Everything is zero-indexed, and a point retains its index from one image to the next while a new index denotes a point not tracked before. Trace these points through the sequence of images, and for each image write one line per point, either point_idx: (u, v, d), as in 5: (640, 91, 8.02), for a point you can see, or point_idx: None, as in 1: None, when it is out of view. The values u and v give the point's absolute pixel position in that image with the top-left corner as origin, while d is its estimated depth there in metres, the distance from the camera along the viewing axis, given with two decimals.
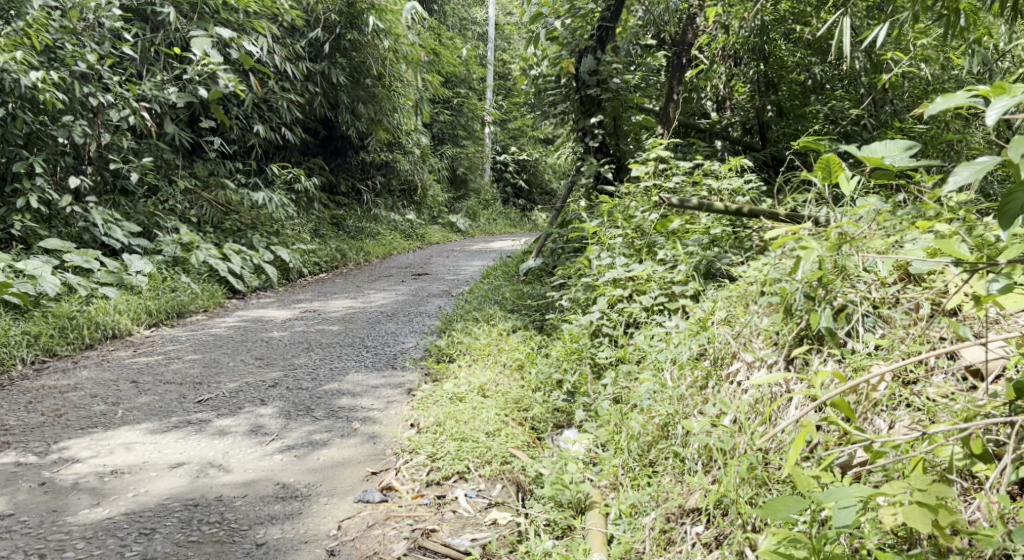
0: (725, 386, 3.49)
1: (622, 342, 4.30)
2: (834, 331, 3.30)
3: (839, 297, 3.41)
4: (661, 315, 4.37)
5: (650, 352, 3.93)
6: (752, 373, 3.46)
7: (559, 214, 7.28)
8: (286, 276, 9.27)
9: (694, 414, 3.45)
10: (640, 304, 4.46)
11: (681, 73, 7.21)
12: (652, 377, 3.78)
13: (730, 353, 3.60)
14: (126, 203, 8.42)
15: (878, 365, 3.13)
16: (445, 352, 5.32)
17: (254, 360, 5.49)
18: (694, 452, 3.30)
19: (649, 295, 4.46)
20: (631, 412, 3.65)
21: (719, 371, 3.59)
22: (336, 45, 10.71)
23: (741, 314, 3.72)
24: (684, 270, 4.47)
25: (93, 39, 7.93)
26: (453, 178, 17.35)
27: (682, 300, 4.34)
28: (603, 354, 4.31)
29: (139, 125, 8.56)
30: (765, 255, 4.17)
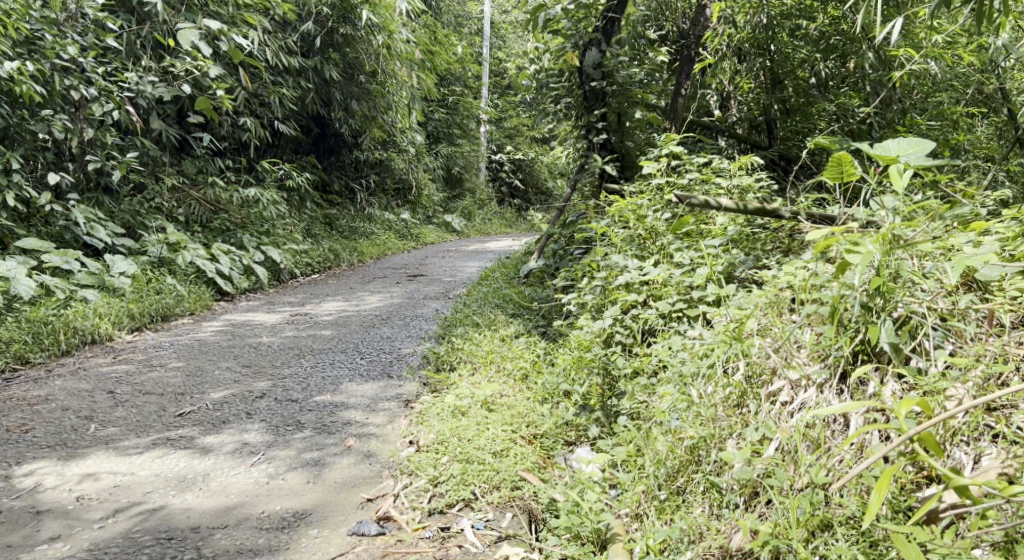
0: (767, 405, 3.24)
1: (638, 352, 4.03)
2: (898, 347, 3.10)
3: (901, 308, 3.18)
4: (679, 322, 4.10)
5: (672, 364, 3.63)
6: (797, 393, 3.22)
7: (561, 213, 6.98)
8: (278, 277, 8.94)
9: (732, 439, 3.20)
10: (657, 311, 4.16)
11: (689, 68, 6.94)
12: (678, 392, 3.48)
13: (770, 369, 3.33)
14: (109, 202, 8.09)
15: (958, 389, 2.94)
16: (445, 360, 5.02)
17: (240, 368, 5.15)
18: (732, 482, 3.07)
19: (666, 300, 4.17)
20: (656, 431, 3.37)
21: (758, 390, 3.31)
22: (328, 40, 10.38)
23: (777, 324, 3.43)
24: (703, 274, 4.18)
25: (75, 30, 7.60)
26: (448, 176, 17.02)
27: (703, 306, 4.04)
28: (618, 364, 4.00)
29: (124, 120, 8.23)
30: (792, 259, 3.89)
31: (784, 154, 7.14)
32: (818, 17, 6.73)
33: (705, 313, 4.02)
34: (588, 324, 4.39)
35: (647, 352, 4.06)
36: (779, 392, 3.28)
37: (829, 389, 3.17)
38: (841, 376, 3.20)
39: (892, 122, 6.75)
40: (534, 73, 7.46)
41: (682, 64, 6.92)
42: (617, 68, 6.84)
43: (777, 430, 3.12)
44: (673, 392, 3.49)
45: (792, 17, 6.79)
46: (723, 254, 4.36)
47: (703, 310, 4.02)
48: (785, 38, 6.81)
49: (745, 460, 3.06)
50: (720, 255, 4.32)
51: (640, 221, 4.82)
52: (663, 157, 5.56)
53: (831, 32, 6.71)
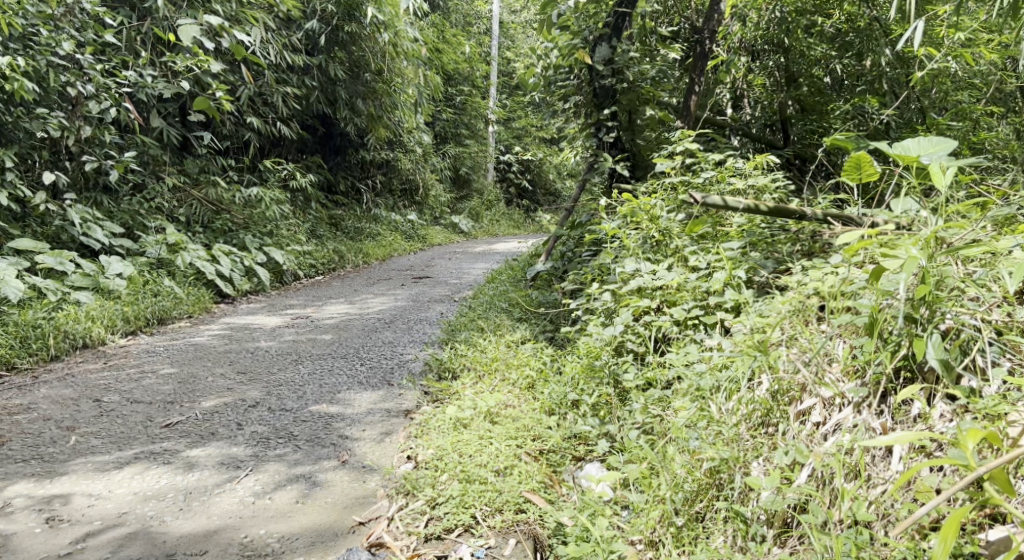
0: (796, 426, 3.05)
1: (652, 361, 3.81)
2: (949, 365, 2.89)
3: (950, 318, 2.97)
4: (696, 330, 3.87)
5: (693, 377, 3.44)
6: (831, 412, 3.03)
7: (570, 215, 6.77)
8: (280, 279, 8.74)
9: (756, 463, 3.01)
10: (671, 317, 3.94)
11: (703, 64, 6.72)
12: (697, 408, 3.28)
13: (799, 385, 3.14)
14: (107, 201, 7.89)
15: (1020, 414, 2.72)
16: (447, 368, 4.79)
17: (235, 375, 4.96)
18: (758, 512, 2.89)
19: (681, 307, 3.94)
20: (673, 450, 3.17)
21: (784, 405, 3.14)
22: (334, 38, 10.17)
23: (806, 334, 3.24)
24: (720, 279, 3.94)
25: (73, 25, 7.38)
26: (455, 177, 16.81)
27: (722, 313, 3.81)
28: (630, 376, 3.79)
29: (122, 118, 8.02)
30: (818, 264, 3.66)
31: (800, 154, 6.91)
32: (834, 13, 6.54)
33: (723, 321, 3.79)
34: (598, 331, 4.16)
35: (661, 362, 3.84)
36: (809, 410, 3.10)
37: (867, 410, 2.98)
38: (881, 397, 3.01)
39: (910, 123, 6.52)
40: (544, 69, 7.19)
41: (696, 61, 6.72)
42: (628, 64, 6.61)
43: (810, 454, 2.92)
44: (692, 408, 3.30)
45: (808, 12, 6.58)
46: (742, 257, 4.12)
47: (721, 317, 3.79)
48: (800, 34, 6.56)
49: (774, 488, 2.87)
50: (738, 258, 4.09)
51: (653, 222, 4.58)
52: (678, 156, 5.35)
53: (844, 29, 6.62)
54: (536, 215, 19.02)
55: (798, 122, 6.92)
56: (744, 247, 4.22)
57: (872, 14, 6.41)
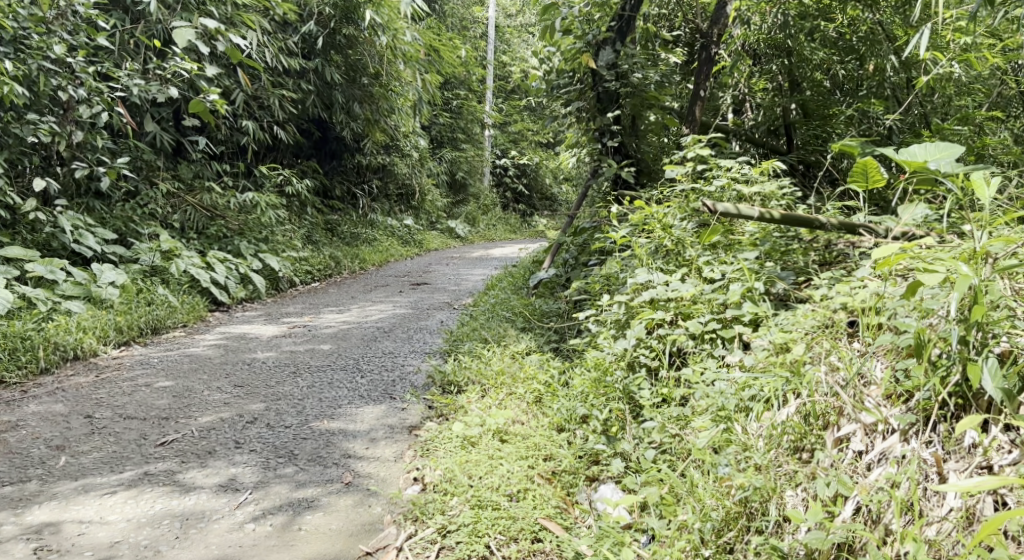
0: (831, 452, 3.02)
1: (667, 376, 3.71)
2: (1010, 393, 2.81)
3: (1003, 341, 2.91)
4: (712, 344, 3.76)
5: (711, 393, 3.43)
6: (871, 439, 3.00)
7: (572, 222, 6.66)
8: (276, 286, 8.59)
9: (791, 491, 2.98)
10: (687, 331, 3.83)
11: (709, 68, 6.65)
12: (723, 430, 3.26)
13: (836, 409, 3.11)
14: (100, 208, 7.74)
15: None
16: (451, 381, 4.65)
17: (231, 388, 4.81)
18: (796, 545, 2.86)
19: (697, 320, 3.83)
20: (697, 476, 3.15)
21: (815, 427, 3.13)
22: (331, 41, 10.02)
23: (837, 354, 3.23)
24: (736, 291, 3.83)
25: (65, 28, 7.23)
26: (451, 182, 16.66)
27: (740, 326, 3.71)
28: (644, 393, 3.67)
29: (115, 123, 7.87)
30: (845, 280, 3.58)
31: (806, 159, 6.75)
32: (837, 19, 6.41)
33: (742, 336, 3.68)
34: (608, 344, 4.03)
35: (677, 376, 3.73)
36: (849, 435, 3.06)
37: (916, 438, 2.93)
38: (925, 421, 2.97)
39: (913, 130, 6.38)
40: (546, 73, 7.02)
41: (702, 65, 6.64)
42: (632, 69, 6.47)
43: (854, 487, 2.89)
44: (715, 430, 3.28)
45: (810, 17, 6.40)
46: (759, 267, 4.03)
47: (739, 331, 3.68)
48: (802, 41, 6.38)
49: (817, 523, 2.83)
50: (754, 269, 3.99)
51: (666, 231, 4.44)
52: (689, 162, 5.24)
53: (846, 33, 6.46)
54: (532, 219, 18.87)
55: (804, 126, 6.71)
56: (759, 258, 4.11)
57: (874, 19, 6.31)
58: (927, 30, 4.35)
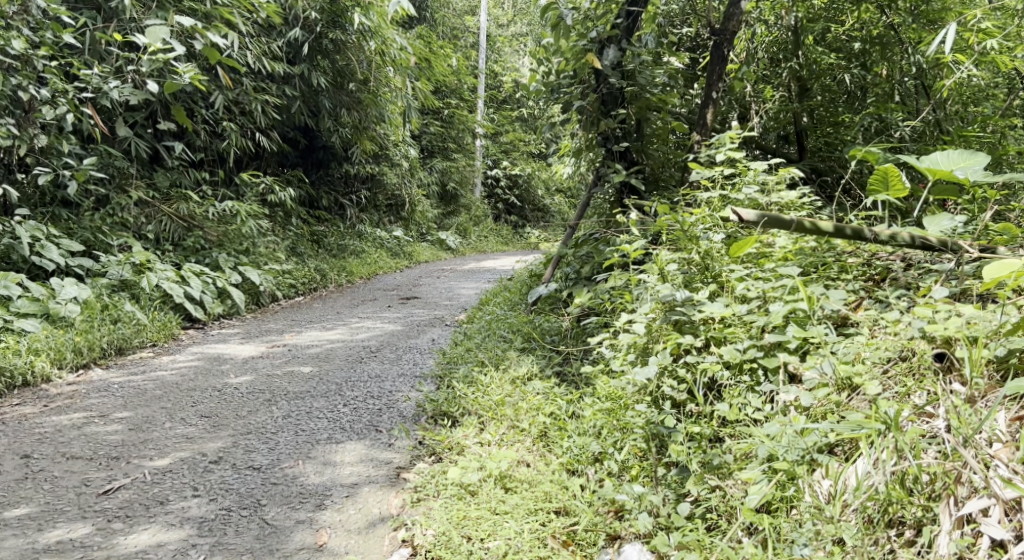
0: (954, 533, 2.75)
1: (702, 410, 3.37)
2: None
3: None
4: (751, 376, 3.38)
5: (758, 437, 3.12)
6: (1015, 520, 2.71)
7: (573, 234, 6.13)
8: (257, 300, 8.03)
9: None
10: (721, 359, 3.43)
11: (721, 67, 5.82)
12: (780, 489, 3.00)
13: (952, 476, 2.83)
14: (67, 217, 7.21)
15: None
16: (445, 412, 4.14)
17: (196, 415, 4.35)
18: None
19: (735, 346, 3.44)
20: (752, 545, 2.88)
21: (918, 495, 2.85)
22: (316, 45, 9.45)
23: (937, 402, 3.00)
24: (777, 311, 3.45)
25: (28, 24, 6.68)
26: (442, 193, 16.12)
27: (785, 353, 3.35)
28: (676, 436, 3.28)
29: (84, 127, 7.32)
30: (915, 308, 3.32)
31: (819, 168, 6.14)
32: (847, 20, 6.13)
33: (786, 365, 3.34)
34: (629, 373, 3.58)
35: (713, 411, 3.32)
36: (977, 513, 2.76)
37: None
38: None
39: (936, 135, 5.77)
40: (545, 75, 6.46)
41: (713, 63, 5.83)
42: (639, 69, 5.96)
43: None
44: (766, 485, 3.01)
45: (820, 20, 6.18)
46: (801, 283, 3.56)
47: (783, 360, 3.32)
48: (812, 42, 6.14)
49: None
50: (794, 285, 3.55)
51: (693, 242, 3.94)
52: (715, 169, 4.85)
53: (853, 36, 6.09)
54: (524, 231, 18.31)
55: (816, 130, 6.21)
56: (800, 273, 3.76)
57: (885, 22, 5.90)
58: (953, 27, 4.16)
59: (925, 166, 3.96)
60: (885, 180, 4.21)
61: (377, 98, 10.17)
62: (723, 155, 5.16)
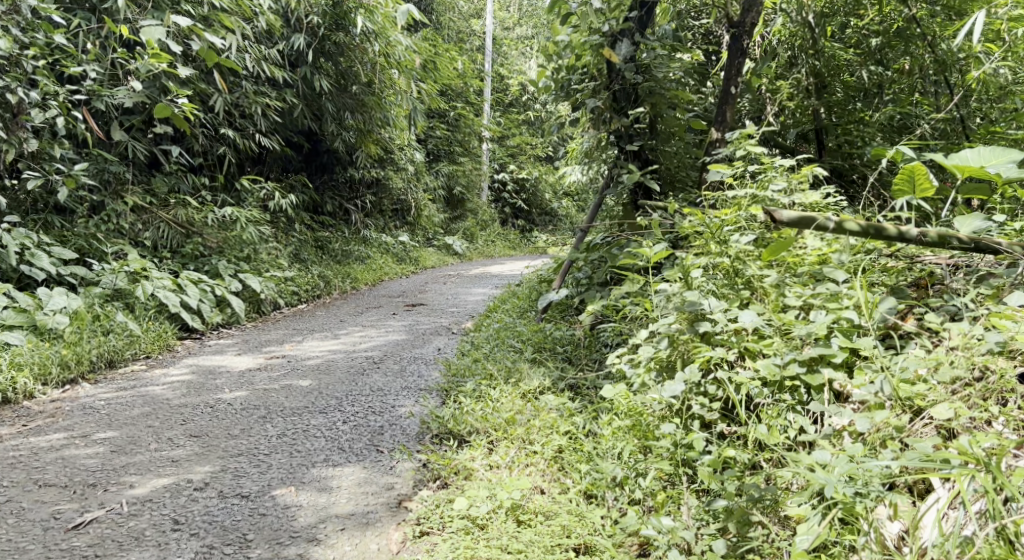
0: None
1: (741, 430, 3.22)
2: None
3: None
4: (791, 394, 3.23)
5: (807, 467, 2.95)
6: None
7: (586, 237, 5.82)
8: (257, 309, 7.74)
9: None
10: (756, 374, 3.26)
11: (739, 63, 5.52)
12: (834, 528, 2.82)
13: None
14: (60, 224, 6.92)
15: None
16: (451, 430, 3.85)
17: (184, 433, 4.10)
18: None
19: (773, 360, 3.26)
20: None
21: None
22: (319, 48, 9.15)
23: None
24: (819, 322, 3.27)
25: (17, 24, 6.40)
26: (448, 197, 15.83)
27: (830, 368, 3.20)
28: (709, 464, 3.10)
29: (77, 131, 7.03)
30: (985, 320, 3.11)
31: (839, 167, 5.73)
32: (867, 14, 5.60)
33: (832, 383, 3.20)
34: (655, 392, 3.36)
35: (754, 433, 3.18)
36: None
37: None
38: None
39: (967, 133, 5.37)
40: (555, 71, 6.13)
41: (730, 58, 5.52)
42: (655, 64, 5.64)
43: None
44: (819, 523, 2.81)
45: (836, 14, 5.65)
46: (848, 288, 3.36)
47: (828, 378, 3.18)
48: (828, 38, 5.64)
49: None
50: (837, 293, 3.37)
51: (720, 246, 3.68)
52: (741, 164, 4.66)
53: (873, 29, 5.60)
54: (531, 235, 17.98)
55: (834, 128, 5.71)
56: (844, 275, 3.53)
57: (908, 15, 5.43)
58: (981, 16, 3.95)
59: (952, 165, 3.70)
60: (915, 179, 3.94)
61: (381, 100, 9.86)
62: (745, 151, 4.88)
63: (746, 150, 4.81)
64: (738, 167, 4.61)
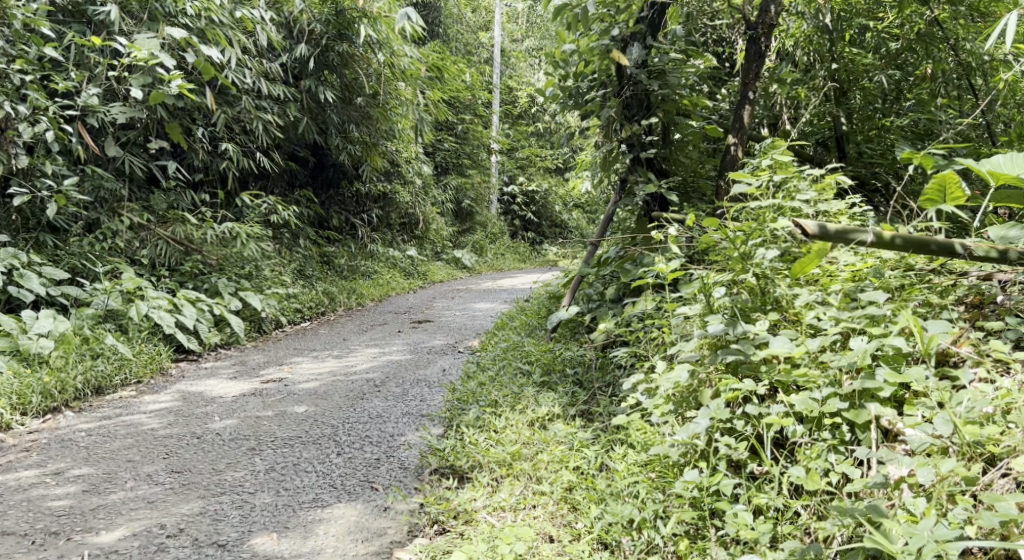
0: None
1: (777, 472, 2.96)
2: None
3: None
4: (832, 432, 2.98)
5: (858, 520, 2.70)
6: None
7: (597, 251, 5.51)
8: (258, 328, 7.44)
9: None
10: (791, 410, 3.01)
11: (758, 64, 5.10)
12: None
13: None
14: (53, 243, 6.62)
15: None
16: (452, 466, 3.57)
17: (165, 465, 3.85)
18: None
19: (811, 394, 3.00)
20: None
21: None
22: (322, 60, 8.85)
23: None
24: (861, 350, 3.00)
25: (5, 36, 6.10)
26: (457, 210, 15.56)
27: (877, 404, 2.92)
28: (738, 513, 2.88)
29: (70, 146, 6.73)
30: None
31: (861, 176, 5.31)
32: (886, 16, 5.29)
33: (879, 420, 2.93)
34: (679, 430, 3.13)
35: (793, 476, 2.91)
36: None
37: None
38: None
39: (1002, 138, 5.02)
40: (563, 79, 5.77)
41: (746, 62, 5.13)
42: (669, 68, 5.31)
43: None
44: None
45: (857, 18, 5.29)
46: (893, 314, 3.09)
47: (874, 414, 2.91)
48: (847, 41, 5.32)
49: None
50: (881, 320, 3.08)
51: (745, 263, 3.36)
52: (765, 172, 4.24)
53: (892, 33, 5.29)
54: (541, 248, 17.68)
55: (856, 135, 5.33)
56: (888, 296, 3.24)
57: (930, 17, 5.08)
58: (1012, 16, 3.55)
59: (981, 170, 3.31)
60: (946, 189, 3.56)
61: (387, 112, 9.60)
62: (771, 161, 4.47)
63: (772, 160, 4.41)
64: (764, 179, 4.21)
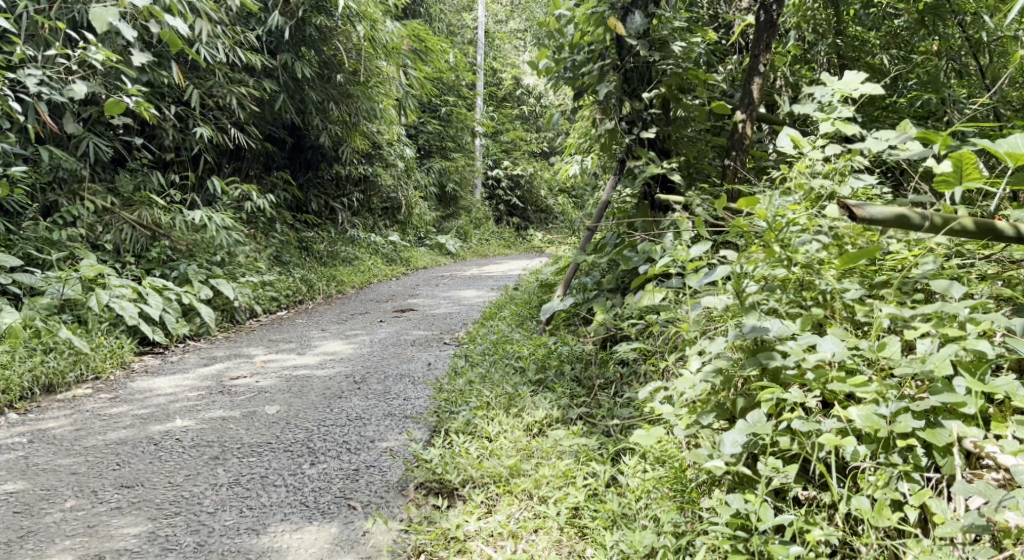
0: None
1: (853, 508, 2.61)
2: None
3: None
4: (903, 453, 2.65)
5: None
6: None
7: (593, 237, 5.04)
8: (231, 319, 6.96)
9: None
10: (857, 424, 2.66)
11: (771, 36, 4.58)
12: None
13: None
14: (5, 228, 6.08)
15: None
16: (443, 482, 3.14)
17: (111, 476, 3.41)
18: None
19: (881, 407, 2.66)
20: None
21: None
22: (298, 34, 8.27)
23: None
24: (935, 353, 2.67)
25: None
26: (440, 194, 15.05)
27: (959, 423, 2.62)
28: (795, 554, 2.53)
29: (22, 125, 6.12)
30: None
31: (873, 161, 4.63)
32: None
33: (962, 441, 2.62)
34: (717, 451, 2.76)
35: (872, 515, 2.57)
36: None
37: None
38: None
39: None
40: (557, 50, 5.27)
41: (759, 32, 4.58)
42: (677, 37, 4.82)
43: None
44: None
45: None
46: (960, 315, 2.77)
47: (958, 434, 2.60)
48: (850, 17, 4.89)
49: None
50: (953, 321, 2.75)
51: (790, 251, 2.96)
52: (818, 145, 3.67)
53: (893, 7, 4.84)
54: (525, 234, 17.21)
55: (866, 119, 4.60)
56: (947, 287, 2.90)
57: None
58: None
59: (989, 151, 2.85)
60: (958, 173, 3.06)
61: (367, 90, 9.05)
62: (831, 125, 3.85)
63: (831, 123, 3.84)
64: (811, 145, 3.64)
